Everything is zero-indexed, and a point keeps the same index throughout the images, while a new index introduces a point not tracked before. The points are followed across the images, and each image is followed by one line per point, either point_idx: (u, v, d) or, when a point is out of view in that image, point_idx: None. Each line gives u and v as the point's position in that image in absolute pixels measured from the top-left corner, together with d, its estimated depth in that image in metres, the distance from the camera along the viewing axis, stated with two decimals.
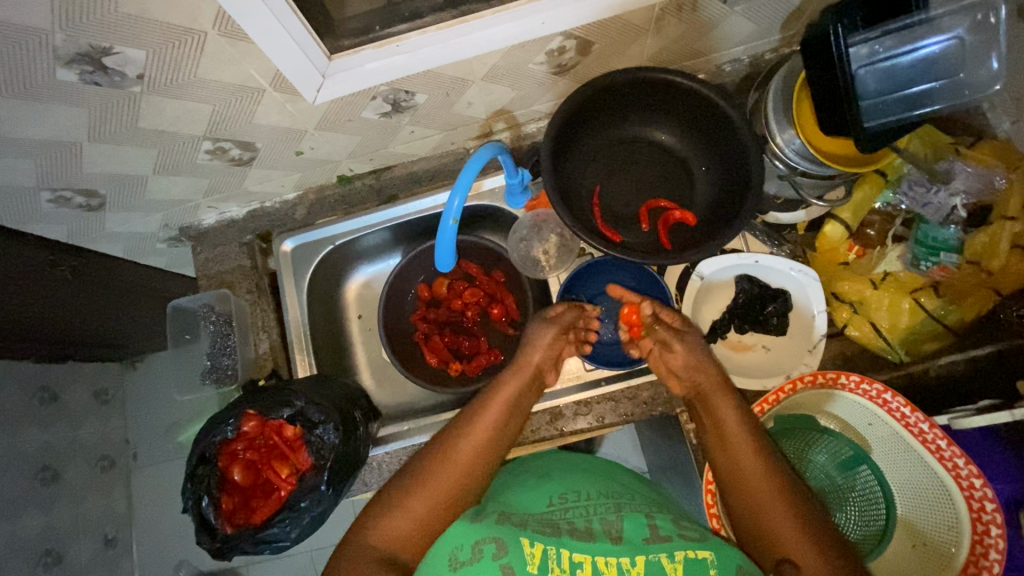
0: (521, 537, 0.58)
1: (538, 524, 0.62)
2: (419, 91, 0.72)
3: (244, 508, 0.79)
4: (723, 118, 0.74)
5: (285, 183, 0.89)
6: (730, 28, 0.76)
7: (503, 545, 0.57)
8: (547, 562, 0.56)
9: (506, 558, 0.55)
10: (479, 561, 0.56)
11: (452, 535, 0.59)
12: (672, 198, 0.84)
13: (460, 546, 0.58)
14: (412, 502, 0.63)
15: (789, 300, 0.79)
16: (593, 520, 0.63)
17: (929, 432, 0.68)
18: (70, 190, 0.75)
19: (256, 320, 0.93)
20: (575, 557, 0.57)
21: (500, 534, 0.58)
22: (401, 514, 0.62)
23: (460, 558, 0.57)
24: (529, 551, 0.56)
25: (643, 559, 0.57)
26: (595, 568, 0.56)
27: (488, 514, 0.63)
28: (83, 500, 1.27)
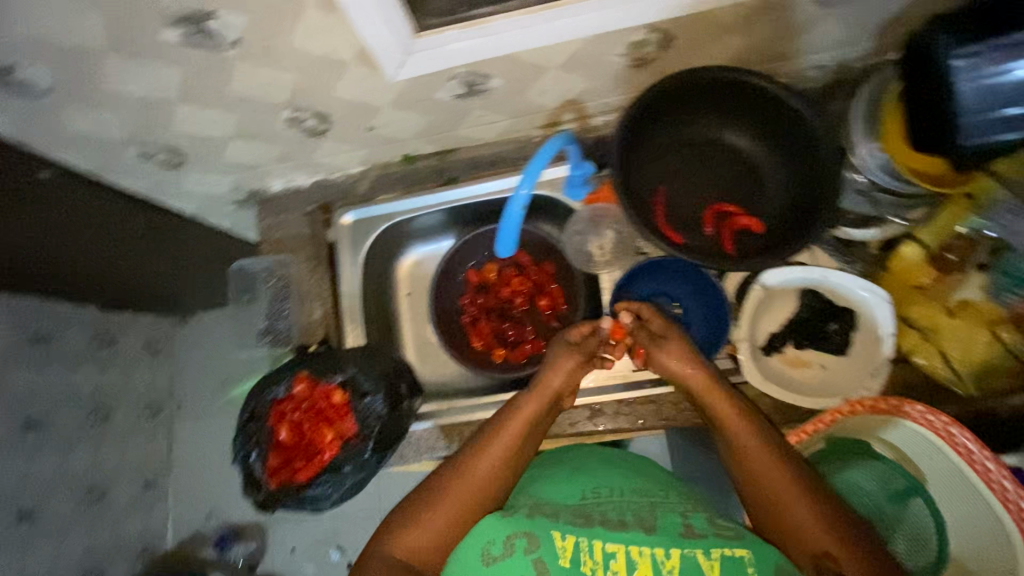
0: (552, 529, 0.58)
1: (570, 514, 0.61)
2: (495, 75, 0.72)
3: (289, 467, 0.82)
4: (803, 124, 0.72)
5: (352, 157, 0.91)
6: (821, 33, 0.73)
7: (534, 540, 0.57)
8: (579, 555, 0.56)
9: (538, 553, 0.56)
10: (510, 556, 0.56)
11: (483, 530, 0.59)
12: (739, 204, 0.82)
13: (492, 541, 0.58)
14: (429, 522, 0.60)
15: (853, 319, 0.76)
16: (626, 512, 0.62)
17: (996, 472, 0.63)
18: (155, 146, 0.79)
19: (312, 287, 0.96)
20: (608, 548, 0.57)
21: (531, 528, 0.58)
22: (418, 533, 0.59)
23: (493, 553, 0.57)
24: (560, 545, 0.56)
25: (679, 552, 0.56)
26: (629, 558, 0.56)
27: (518, 508, 0.62)
28: (130, 443, 1.35)
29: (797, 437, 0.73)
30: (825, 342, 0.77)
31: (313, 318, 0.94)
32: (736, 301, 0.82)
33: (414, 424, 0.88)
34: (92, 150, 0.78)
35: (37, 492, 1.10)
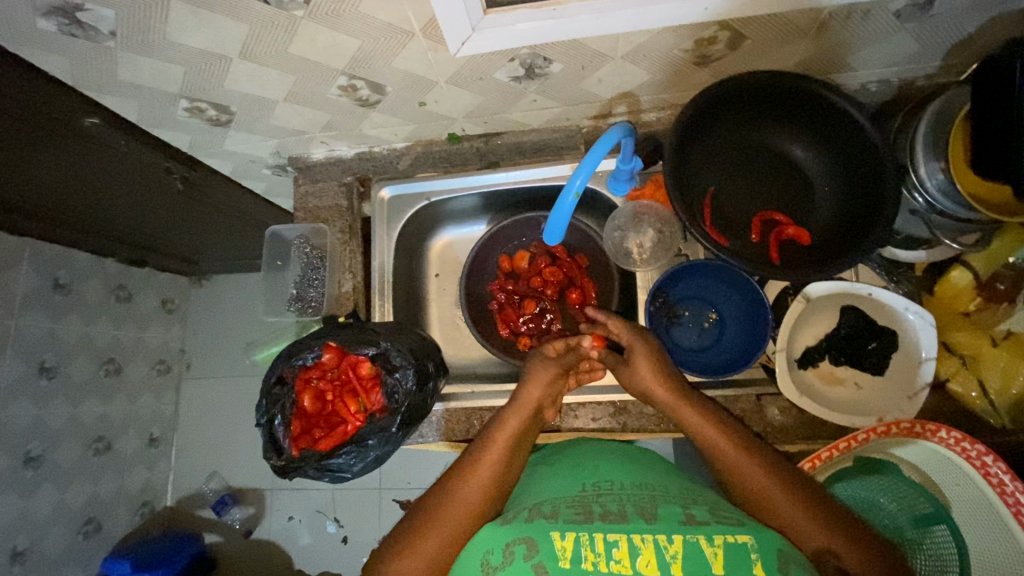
0: (550, 530, 0.59)
1: (569, 512, 0.63)
2: (557, 60, 0.71)
3: (311, 434, 0.81)
4: (866, 136, 0.71)
5: (398, 132, 0.91)
6: (892, 47, 0.71)
7: (533, 545, 0.58)
8: (579, 551, 0.56)
9: (537, 558, 0.56)
10: (511, 563, 0.57)
11: (485, 541, 0.62)
12: (788, 212, 0.81)
13: (492, 551, 0.60)
14: (422, 544, 0.63)
15: (896, 340, 0.75)
16: (626, 504, 0.64)
17: (1010, 485, 0.63)
18: (205, 103, 0.79)
19: (344, 259, 0.95)
20: (609, 538, 0.57)
21: (529, 534, 0.59)
22: (411, 555, 0.63)
23: (493, 562, 0.59)
24: (559, 544, 0.57)
25: (681, 538, 0.57)
26: (630, 545, 0.57)
27: (517, 515, 0.65)
28: (139, 398, 1.35)
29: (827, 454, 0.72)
30: (864, 361, 0.77)
31: (343, 289, 0.94)
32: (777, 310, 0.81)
33: (437, 404, 0.88)
34: (142, 101, 0.77)
35: (47, 436, 1.11)
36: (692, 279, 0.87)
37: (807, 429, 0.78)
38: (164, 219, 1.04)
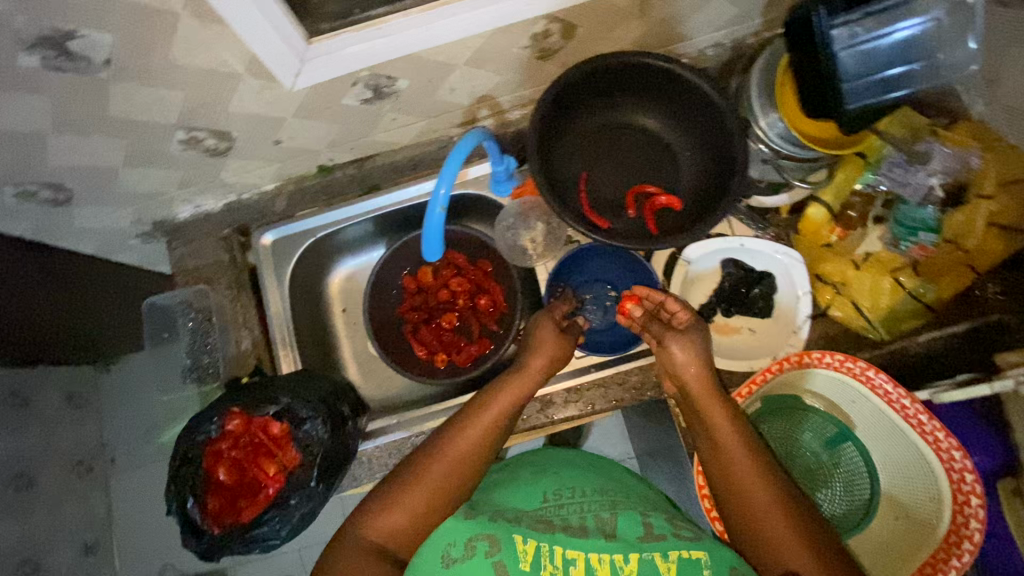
0: (514, 535, 0.61)
1: (533, 519, 0.64)
2: (400, 77, 0.71)
3: (231, 507, 0.77)
4: (706, 99, 0.74)
5: (263, 174, 0.87)
6: (713, 13, 0.76)
7: (496, 543, 0.59)
8: (539, 560, 0.59)
9: (498, 556, 0.58)
10: (472, 558, 0.59)
11: (445, 532, 0.61)
12: (659, 182, 0.84)
13: (452, 543, 0.60)
14: (405, 497, 0.64)
15: (773, 283, 0.80)
16: (586, 515, 0.66)
17: (911, 407, 0.69)
18: (35, 183, 0.72)
19: (236, 316, 0.90)
20: (567, 555, 0.59)
21: (493, 532, 0.61)
22: (396, 510, 0.63)
23: (452, 555, 0.59)
24: (522, 550, 0.59)
25: (637, 557, 0.59)
26: (587, 564, 0.59)
27: (482, 512, 0.65)
28: (60, 507, 1.17)
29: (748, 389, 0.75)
30: (751, 308, 0.81)
31: (242, 347, 0.89)
32: (665, 277, 0.85)
33: (361, 444, 0.85)
34: None
35: None
36: (590, 263, 0.91)
37: (719, 382, 0.80)
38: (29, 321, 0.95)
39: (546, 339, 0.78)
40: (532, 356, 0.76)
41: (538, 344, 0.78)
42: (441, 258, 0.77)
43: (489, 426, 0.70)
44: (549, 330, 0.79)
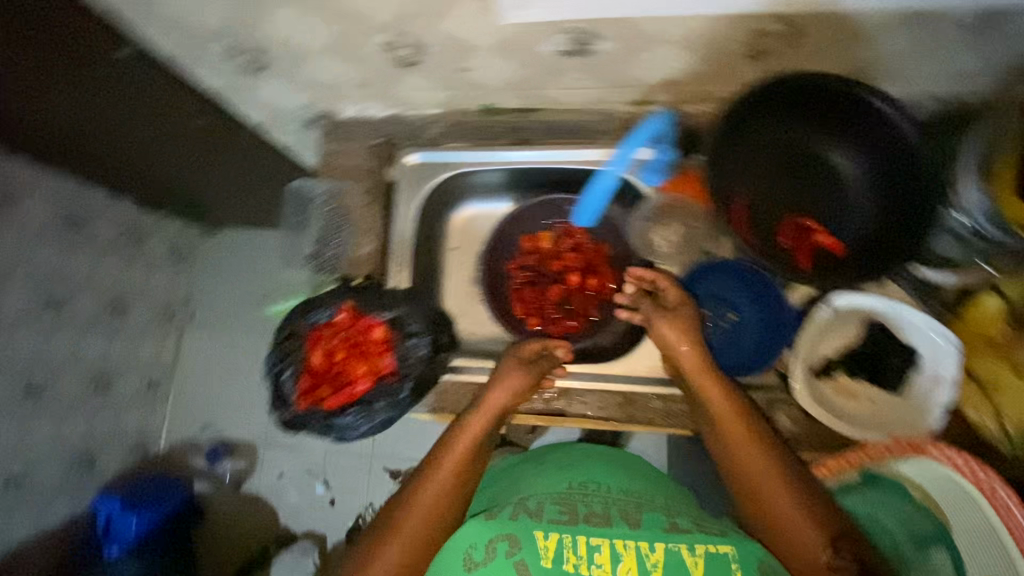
0: (534, 529, 0.66)
1: (553, 509, 0.71)
2: (610, 37, 0.69)
3: (314, 392, 0.81)
4: (910, 148, 0.70)
5: (431, 97, 0.89)
6: (953, 58, 0.69)
7: (516, 543, 0.64)
8: (561, 551, 0.63)
9: (519, 554, 0.63)
10: (493, 559, 0.64)
11: (466, 536, 0.66)
12: (823, 219, 0.79)
13: (474, 546, 0.65)
14: (385, 551, 0.65)
15: (917, 358, 0.76)
16: (611, 507, 0.73)
17: (986, 480, 0.63)
18: (243, 44, 0.77)
19: (364, 222, 0.95)
20: (591, 542, 0.64)
21: (511, 531, 0.65)
22: (377, 565, 0.64)
23: (474, 558, 0.65)
24: (543, 544, 0.64)
25: (663, 546, 0.64)
26: (612, 550, 0.64)
27: (501, 513, 0.70)
28: (143, 341, 1.41)
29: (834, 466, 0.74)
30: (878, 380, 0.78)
31: (361, 251, 0.95)
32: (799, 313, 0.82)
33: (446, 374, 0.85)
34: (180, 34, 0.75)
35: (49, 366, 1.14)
36: (715, 278, 0.86)
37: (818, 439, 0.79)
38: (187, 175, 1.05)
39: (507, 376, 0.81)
40: (494, 387, 0.79)
41: (481, 398, 0.79)
42: (590, 224, 0.94)
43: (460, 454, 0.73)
44: (510, 362, 0.83)
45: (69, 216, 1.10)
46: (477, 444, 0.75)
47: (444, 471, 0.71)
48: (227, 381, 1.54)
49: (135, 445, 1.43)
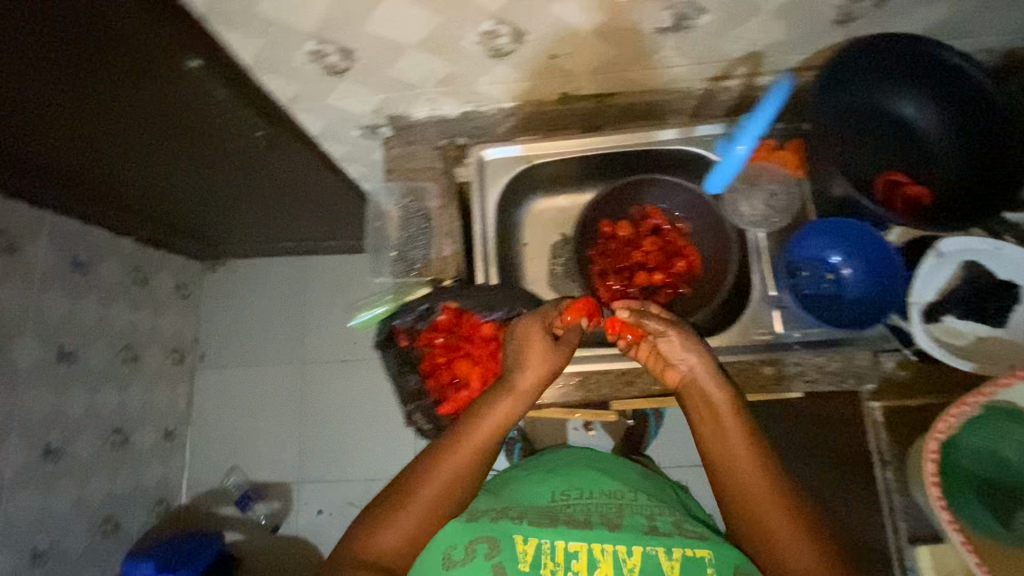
0: (516, 533, 0.60)
1: (536, 515, 0.64)
2: (710, 11, 0.71)
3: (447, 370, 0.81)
4: (977, 92, 0.76)
5: (512, 89, 0.86)
6: (926, 16, 0.75)
7: (496, 544, 0.59)
8: (540, 558, 0.59)
9: (499, 557, 0.58)
10: (473, 560, 0.58)
11: (446, 534, 0.60)
12: (909, 172, 0.83)
13: (453, 546, 0.59)
14: (399, 518, 0.59)
15: (1017, 293, 0.77)
16: (592, 514, 0.65)
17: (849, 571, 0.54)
18: (333, 45, 0.73)
19: (443, 225, 0.93)
20: (570, 547, 0.60)
21: (493, 532, 0.60)
22: (388, 533, 0.59)
23: (454, 558, 0.58)
24: (523, 548, 0.59)
25: (641, 550, 0.59)
26: (590, 557, 0.59)
27: (484, 509, 0.65)
28: (155, 386, 1.70)
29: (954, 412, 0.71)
30: (988, 321, 0.78)
31: (443, 253, 0.92)
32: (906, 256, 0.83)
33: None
34: (267, 39, 0.70)
35: None
36: (820, 238, 0.84)
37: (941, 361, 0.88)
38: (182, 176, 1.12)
39: (536, 349, 0.71)
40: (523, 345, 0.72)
41: (527, 354, 0.71)
42: (717, 192, 0.88)
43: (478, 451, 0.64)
44: (540, 333, 0.73)
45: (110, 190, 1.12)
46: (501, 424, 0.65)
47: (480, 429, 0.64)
48: (245, 413, 1.85)
49: (154, 501, 1.68)
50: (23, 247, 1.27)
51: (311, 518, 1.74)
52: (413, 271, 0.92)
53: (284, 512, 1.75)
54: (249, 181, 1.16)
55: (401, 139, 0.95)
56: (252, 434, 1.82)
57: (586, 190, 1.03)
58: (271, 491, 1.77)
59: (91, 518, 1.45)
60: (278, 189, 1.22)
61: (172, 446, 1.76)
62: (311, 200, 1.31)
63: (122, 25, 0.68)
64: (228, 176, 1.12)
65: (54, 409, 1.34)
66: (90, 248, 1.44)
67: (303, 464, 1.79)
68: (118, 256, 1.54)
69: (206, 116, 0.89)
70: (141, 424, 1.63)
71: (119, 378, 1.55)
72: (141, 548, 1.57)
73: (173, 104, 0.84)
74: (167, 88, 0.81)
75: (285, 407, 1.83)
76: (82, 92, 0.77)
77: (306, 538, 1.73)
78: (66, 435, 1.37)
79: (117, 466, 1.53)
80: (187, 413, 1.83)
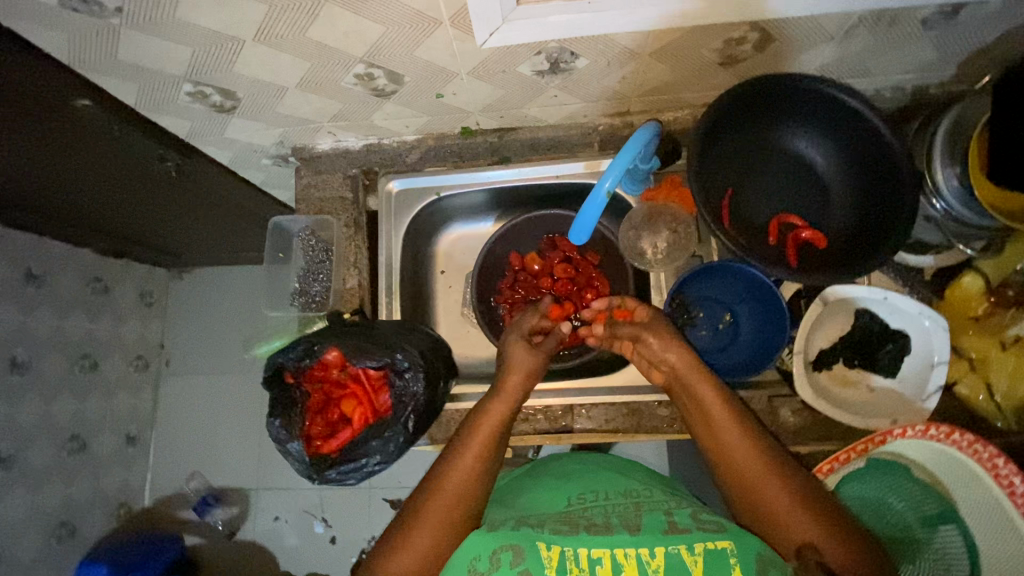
0: (538, 541, 0.60)
1: (556, 522, 0.65)
2: (584, 55, 0.69)
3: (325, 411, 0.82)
4: (873, 133, 0.72)
5: (410, 124, 0.86)
6: (815, 57, 0.73)
7: (520, 552, 0.59)
8: (564, 563, 0.58)
9: (524, 564, 0.58)
10: (498, 570, 0.58)
11: (471, 546, 0.62)
12: (803, 213, 0.81)
13: (477, 557, 0.61)
14: (415, 537, 0.64)
15: (906, 343, 0.76)
16: (612, 516, 0.66)
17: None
18: (211, 87, 0.73)
19: (348, 256, 0.94)
20: (593, 554, 0.59)
21: (516, 541, 0.60)
22: (407, 552, 0.63)
23: (478, 569, 0.60)
24: (546, 555, 0.59)
25: (663, 551, 0.58)
26: (614, 562, 0.58)
27: (504, 523, 0.66)
28: (114, 393, 1.65)
29: (829, 466, 0.74)
30: (879, 370, 0.77)
31: (348, 285, 0.93)
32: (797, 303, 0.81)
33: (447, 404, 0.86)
34: (139, 84, 0.72)
35: None
36: (709, 281, 0.85)
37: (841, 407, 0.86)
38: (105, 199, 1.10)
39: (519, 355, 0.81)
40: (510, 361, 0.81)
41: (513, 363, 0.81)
42: (583, 244, 0.78)
43: (477, 453, 0.70)
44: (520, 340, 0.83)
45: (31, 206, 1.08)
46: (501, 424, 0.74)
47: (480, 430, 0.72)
48: (206, 420, 1.81)
49: (112, 509, 1.66)
50: None
51: (268, 521, 1.70)
52: (312, 306, 0.96)
53: (243, 516, 1.72)
54: (176, 203, 1.14)
55: (311, 168, 0.95)
56: (211, 442, 1.80)
57: (504, 218, 1.03)
58: (230, 496, 1.74)
59: (45, 525, 1.44)
60: (213, 206, 1.17)
61: (136, 452, 1.75)
62: (252, 215, 1.27)
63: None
64: (153, 192, 1.06)
65: (5, 419, 1.31)
66: (46, 260, 1.37)
67: (263, 471, 1.75)
68: (73, 267, 1.46)
69: (108, 143, 0.85)
70: (101, 431, 1.61)
71: (77, 387, 1.52)
72: (97, 552, 1.57)
73: (65, 133, 0.79)
74: (58, 120, 0.76)
75: (246, 416, 1.81)
76: None
77: (263, 545, 1.69)
78: (19, 443, 1.35)
79: (74, 473, 1.52)
80: (151, 416, 1.81)
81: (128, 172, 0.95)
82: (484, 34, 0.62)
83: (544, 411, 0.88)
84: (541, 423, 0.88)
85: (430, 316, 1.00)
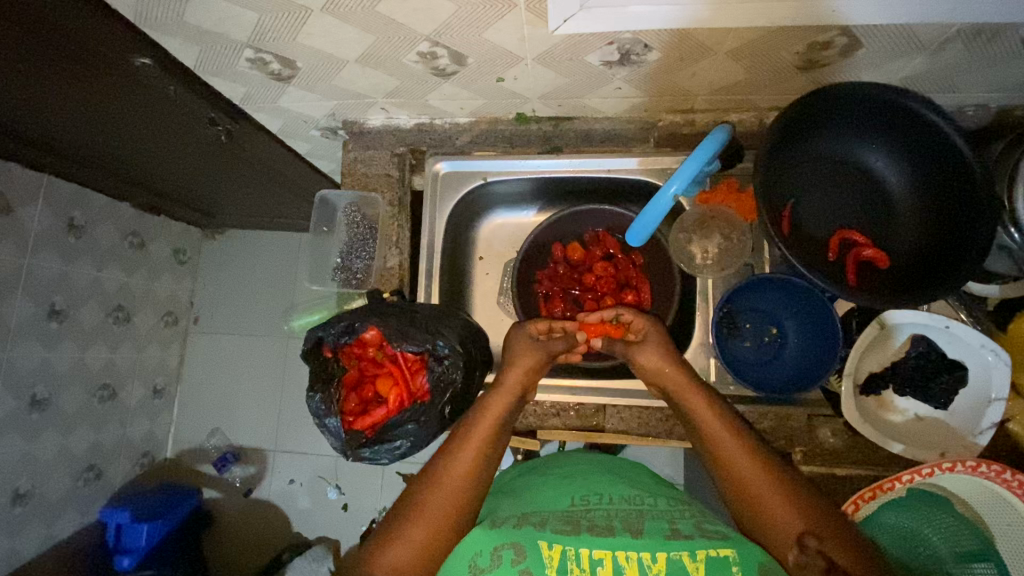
0: (539, 539, 0.60)
1: (558, 522, 0.64)
2: (657, 49, 0.66)
3: (359, 396, 0.83)
4: (954, 156, 0.68)
5: (465, 106, 0.85)
6: (899, 68, 0.69)
7: (522, 550, 0.58)
8: (566, 563, 0.57)
9: (525, 563, 0.57)
10: (499, 566, 0.57)
11: (472, 542, 0.61)
12: (866, 230, 0.78)
13: (480, 553, 0.60)
14: (412, 529, 0.62)
15: (963, 376, 0.73)
16: (614, 519, 0.65)
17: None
18: (271, 55, 0.72)
19: (391, 235, 0.94)
20: (594, 556, 0.58)
21: (518, 539, 0.60)
22: (403, 542, 0.61)
23: (480, 564, 0.58)
24: (547, 553, 0.58)
25: (664, 557, 0.57)
26: (614, 564, 0.58)
27: (505, 520, 0.65)
28: (145, 345, 1.70)
29: (871, 493, 0.71)
30: (930, 400, 0.75)
31: (388, 264, 0.94)
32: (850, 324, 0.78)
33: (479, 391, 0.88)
34: (202, 46, 0.71)
35: None
36: (759, 293, 0.82)
37: None
38: (151, 157, 1.10)
39: (522, 351, 0.81)
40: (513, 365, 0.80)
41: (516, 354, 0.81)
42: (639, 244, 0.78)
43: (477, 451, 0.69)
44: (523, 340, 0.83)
45: (79, 158, 1.09)
46: (496, 423, 0.73)
47: (472, 429, 0.72)
48: (228, 379, 1.85)
49: (137, 457, 1.71)
50: (17, 207, 1.21)
51: (283, 483, 1.73)
52: (354, 281, 0.96)
53: (259, 475, 1.76)
54: (220, 166, 1.14)
55: (359, 143, 0.95)
56: (232, 401, 1.82)
57: (548, 208, 1.02)
58: (249, 455, 1.77)
59: (73, 465, 1.49)
60: (256, 172, 1.16)
61: (161, 404, 1.80)
62: (292, 183, 1.26)
63: (56, 18, 0.62)
64: (201, 154, 1.07)
65: (42, 362, 1.35)
66: (87, 211, 1.39)
67: (281, 434, 1.77)
68: (113, 220, 1.48)
69: (161, 101, 0.84)
70: (129, 380, 1.65)
71: (110, 337, 1.55)
72: (119, 498, 1.62)
73: (120, 87, 0.78)
74: (114, 74, 0.75)
75: (269, 380, 1.82)
76: (37, 67, 0.71)
77: (277, 506, 1.73)
78: (54, 387, 1.39)
79: (103, 420, 1.56)
80: (178, 373, 1.85)
81: (176, 131, 0.95)
82: (557, 21, 0.59)
83: (580, 409, 0.88)
84: (573, 419, 0.88)
85: (466, 300, 1.00)
